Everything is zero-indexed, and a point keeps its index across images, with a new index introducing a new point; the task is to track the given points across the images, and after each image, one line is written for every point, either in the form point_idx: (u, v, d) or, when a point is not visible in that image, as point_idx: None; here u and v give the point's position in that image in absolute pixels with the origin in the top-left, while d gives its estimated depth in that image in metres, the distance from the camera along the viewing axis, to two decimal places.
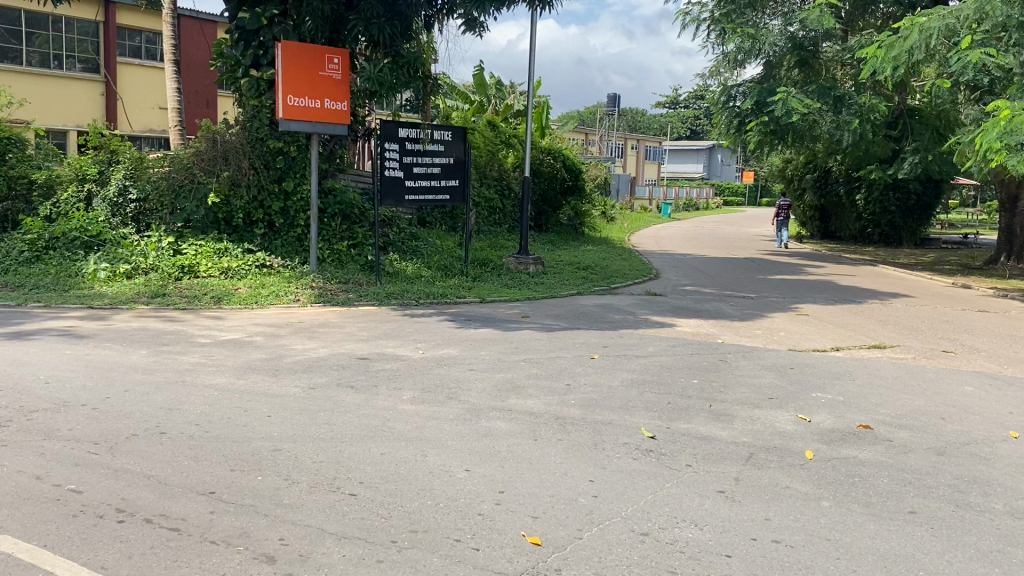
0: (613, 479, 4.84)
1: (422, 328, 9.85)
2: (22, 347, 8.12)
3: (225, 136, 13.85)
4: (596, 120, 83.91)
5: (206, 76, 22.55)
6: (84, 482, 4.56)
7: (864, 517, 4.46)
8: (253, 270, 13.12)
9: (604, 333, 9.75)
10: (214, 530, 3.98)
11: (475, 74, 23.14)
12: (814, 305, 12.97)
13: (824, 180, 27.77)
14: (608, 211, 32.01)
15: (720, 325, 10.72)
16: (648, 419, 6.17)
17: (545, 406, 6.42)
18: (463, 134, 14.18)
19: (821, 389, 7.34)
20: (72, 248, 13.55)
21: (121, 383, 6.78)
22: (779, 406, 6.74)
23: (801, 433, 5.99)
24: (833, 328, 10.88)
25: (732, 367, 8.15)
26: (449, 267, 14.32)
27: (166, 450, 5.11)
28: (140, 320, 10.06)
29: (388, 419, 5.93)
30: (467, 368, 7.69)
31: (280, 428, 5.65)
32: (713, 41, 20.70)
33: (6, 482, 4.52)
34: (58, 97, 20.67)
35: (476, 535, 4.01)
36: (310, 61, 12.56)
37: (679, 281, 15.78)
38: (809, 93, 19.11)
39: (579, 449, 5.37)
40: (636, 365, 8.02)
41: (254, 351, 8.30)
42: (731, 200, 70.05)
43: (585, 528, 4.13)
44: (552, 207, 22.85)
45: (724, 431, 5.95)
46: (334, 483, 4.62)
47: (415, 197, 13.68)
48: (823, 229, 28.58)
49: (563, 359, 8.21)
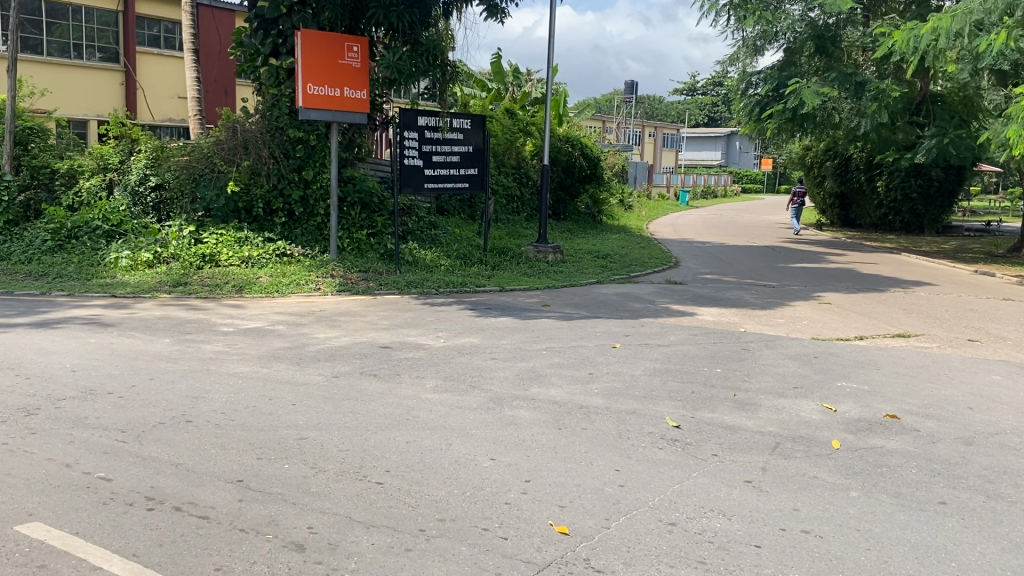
0: (640, 469, 4.82)
1: (442, 317, 9.85)
2: (46, 336, 8.18)
3: (246, 125, 13.90)
4: (613, 108, 83.58)
5: (224, 65, 22.61)
6: (113, 469, 4.59)
7: (894, 508, 4.42)
8: (273, 259, 13.15)
9: (625, 322, 9.72)
10: (243, 518, 4.00)
11: (493, 62, 23.03)
12: (837, 294, 12.86)
13: (845, 166, 27.52)
14: (626, 199, 31.90)
15: (741, 314, 10.66)
16: (673, 408, 6.14)
17: (568, 395, 6.40)
18: (482, 122, 14.16)
19: (846, 378, 7.30)
20: (94, 238, 13.68)
21: (146, 371, 6.82)
22: (804, 395, 6.69)
23: (827, 423, 5.95)
24: (856, 317, 10.80)
25: (755, 355, 8.11)
26: (468, 256, 14.30)
27: (194, 438, 5.13)
28: (163, 308, 10.12)
29: (411, 408, 5.94)
30: (489, 357, 7.69)
31: (305, 416, 5.67)
32: (732, 27, 20.22)
33: (37, 470, 4.56)
34: (78, 87, 20.77)
35: (504, 524, 4.00)
36: (329, 49, 12.55)
37: (699, 269, 15.72)
38: (828, 79, 18.89)
39: (604, 439, 5.35)
40: (659, 354, 7.98)
41: (277, 340, 8.34)
42: (748, 187, 69.67)
43: (612, 518, 4.12)
44: (570, 195, 22.80)
45: (750, 421, 5.92)
46: (360, 471, 4.63)
47: (435, 184, 13.65)
48: (844, 217, 28.32)
49: (585, 347, 8.19)
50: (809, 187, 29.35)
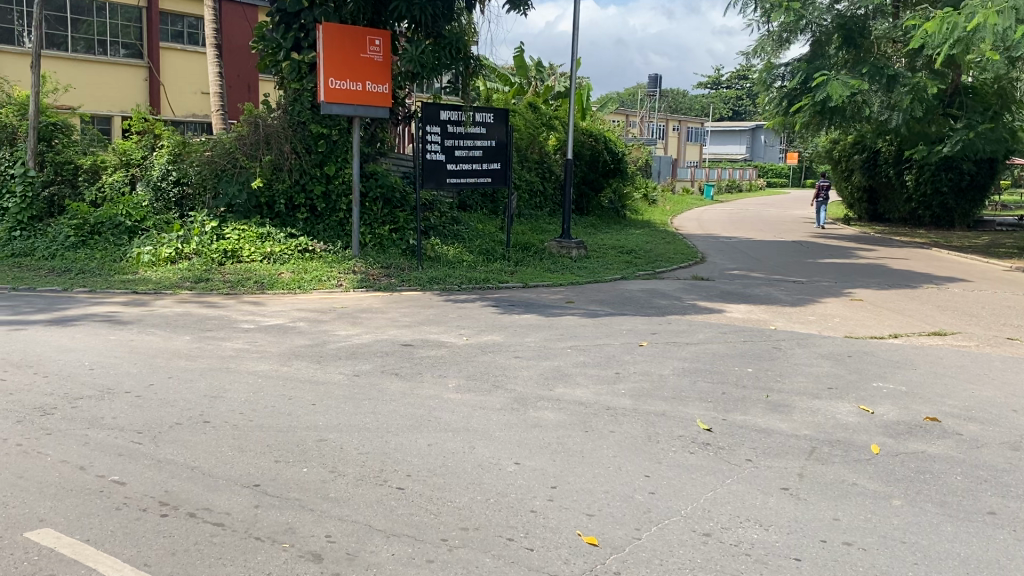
0: (671, 475, 4.63)
1: (465, 314, 9.67)
2: (65, 333, 8.12)
3: (268, 120, 13.84)
4: (636, 102, 82.98)
5: (246, 60, 22.57)
6: (127, 473, 4.47)
7: (940, 518, 4.20)
8: (296, 255, 13.04)
9: (652, 319, 9.51)
10: (259, 526, 3.85)
11: (515, 57, 22.78)
12: (869, 290, 12.55)
13: (874, 161, 27.04)
14: (650, 194, 31.58)
15: (771, 311, 10.40)
16: (703, 409, 5.94)
17: (594, 395, 6.21)
18: (505, 116, 13.99)
19: (882, 379, 7.04)
20: (117, 234, 13.70)
21: (165, 370, 6.71)
22: (839, 396, 6.45)
23: (865, 426, 5.72)
24: (889, 314, 10.49)
25: (787, 354, 7.88)
26: (491, 252, 14.13)
27: (211, 440, 5.01)
28: (183, 305, 10.04)
29: (433, 409, 5.77)
30: (512, 355, 7.51)
31: (325, 417, 5.53)
32: (759, 19, 19.93)
33: (50, 473, 4.45)
34: (102, 83, 20.82)
35: (530, 533, 3.83)
36: (351, 43, 12.41)
37: (726, 265, 15.40)
38: (858, 71, 18.45)
39: (633, 443, 5.15)
40: (688, 353, 7.76)
41: (298, 337, 8.21)
42: (773, 181, 68.90)
43: (643, 528, 3.93)
44: (593, 190, 22.56)
45: (784, 424, 5.71)
46: (380, 475, 4.48)
47: (457, 179, 13.51)
48: (872, 211, 27.86)
49: (611, 346, 8.00)
50: (836, 181, 28.80)
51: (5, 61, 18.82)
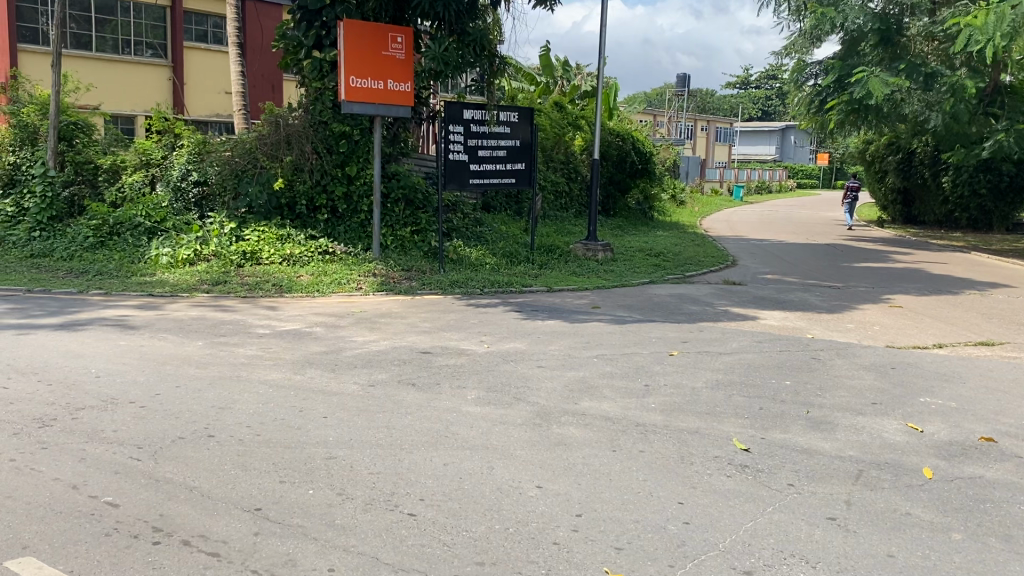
0: (706, 502, 4.27)
1: (487, 319, 9.33)
2: (75, 338, 7.91)
3: (289, 119, 13.57)
4: (664, 101, 82.30)
5: (270, 59, 22.44)
6: (122, 493, 4.18)
7: (1007, 556, 3.79)
8: (315, 257, 12.77)
9: (683, 326, 9.12)
10: (257, 557, 3.53)
11: (541, 56, 22.46)
12: (908, 296, 12.05)
13: (909, 161, 26.35)
14: (677, 195, 31.12)
15: (807, 318, 9.95)
16: (739, 427, 5.56)
17: (622, 409, 5.85)
18: (530, 115, 13.67)
19: (930, 394, 6.59)
20: (136, 234, 13.54)
21: (173, 378, 6.43)
22: (884, 413, 6.03)
23: (915, 446, 5.30)
24: (932, 322, 10.00)
25: (827, 366, 7.46)
26: (515, 254, 13.78)
27: (214, 457, 4.71)
28: (198, 309, 9.81)
29: (451, 423, 5.44)
30: (535, 365, 7.16)
31: (337, 431, 5.21)
32: (790, 18, 19.39)
33: (40, 492, 4.18)
34: (126, 83, 20.74)
35: (553, 571, 3.47)
36: (373, 41, 12.13)
37: (759, 269, 14.93)
38: (895, 69, 17.88)
39: (664, 464, 4.79)
40: (721, 364, 7.37)
41: (313, 343, 7.92)
42: (803, 181, 67.93)
43: (678, 564, 3.57)
44: (620, 190, 22.15)
45: (827, 443, 5.31)
46: (391, 500, 4.14)
47: (480, 180, 13.17)
48: (906, 213, 27.20)
49: (639, 355, 7.61)
50: (868, 183, 28.15)
51: (30, 61, 18.80)
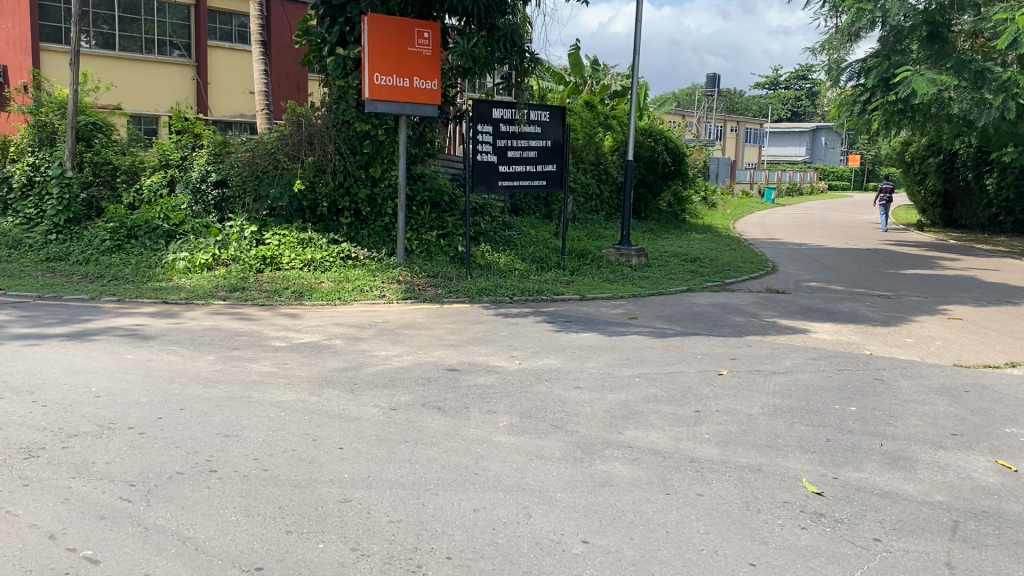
0: (782, 564, 3.63)
1: (518, 331, 8.71)
2: (80, 351, 7.40)
3: (311, 119, 13.03)
4: (693, 103, 81.13)
5: (294, 57, 22.02)
6: (105, 545, 3.63)
7: None
8: (338, 262, 12.24)
9: (729, 341, 8.44)
10: None
11: (570, 55, 21.79)
12: (966, 306, 11.29)
13: (950, 163, 25.33)
14: (709, 197, 30.34)
15: (862, 332, 9.23)
16: (807, 465, 4.90)
17: (673, 442, 5.22)
18: (562, 114, 13.00)
19: (1014, 423, 5.89)
20: (154, 238, 13.12)
21: (177, 400, 5.88)
22: (968, 447, 5.34)
23: (1013, 491, 4.62)
24: (997, 336, 9.24)
25: (893, 388, 6.76)
26: (545, 260, 13.21)
27: (215, 499, 4.14)
28: (213, 317, 9.30)
29: (480, 457, 4.84)
30: (572, 386, 6.52)
31: (352, 467, 4.63)
32: (828, 14, 18.43)
33: (11, 543, 3.63)
34: (150, 83, 20.38)
35: None
36: (398, 36, 11.57)
37: (800, 276, 14.20)
38: (943, 67, 16.89)
39: (726, 512, 4.16)
40: (776, 386, 6.69)
41: (332, 359, 7.35)
42: (836, 184, 66.53)
43: None
44: (652, 193, 21.47)
45: (910, 485, 4.65)
46: (412, 558, 3.57)
47: (510, 182, 12.57)
48: (946, 216, 26.18)
49: (686, 375, 6.96)
50: (907, 185, 27.18)
51: (50, 60, 18.47)
